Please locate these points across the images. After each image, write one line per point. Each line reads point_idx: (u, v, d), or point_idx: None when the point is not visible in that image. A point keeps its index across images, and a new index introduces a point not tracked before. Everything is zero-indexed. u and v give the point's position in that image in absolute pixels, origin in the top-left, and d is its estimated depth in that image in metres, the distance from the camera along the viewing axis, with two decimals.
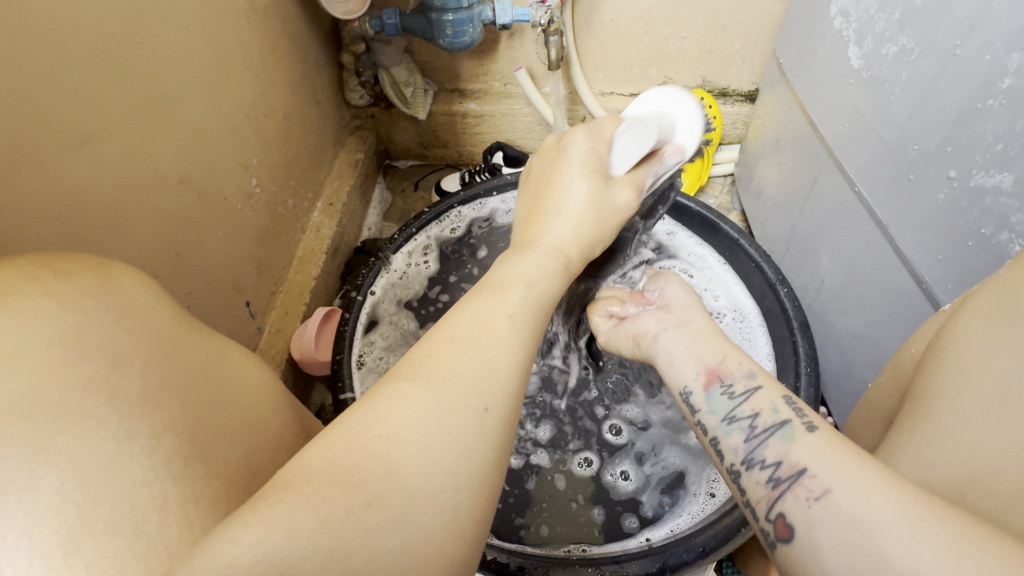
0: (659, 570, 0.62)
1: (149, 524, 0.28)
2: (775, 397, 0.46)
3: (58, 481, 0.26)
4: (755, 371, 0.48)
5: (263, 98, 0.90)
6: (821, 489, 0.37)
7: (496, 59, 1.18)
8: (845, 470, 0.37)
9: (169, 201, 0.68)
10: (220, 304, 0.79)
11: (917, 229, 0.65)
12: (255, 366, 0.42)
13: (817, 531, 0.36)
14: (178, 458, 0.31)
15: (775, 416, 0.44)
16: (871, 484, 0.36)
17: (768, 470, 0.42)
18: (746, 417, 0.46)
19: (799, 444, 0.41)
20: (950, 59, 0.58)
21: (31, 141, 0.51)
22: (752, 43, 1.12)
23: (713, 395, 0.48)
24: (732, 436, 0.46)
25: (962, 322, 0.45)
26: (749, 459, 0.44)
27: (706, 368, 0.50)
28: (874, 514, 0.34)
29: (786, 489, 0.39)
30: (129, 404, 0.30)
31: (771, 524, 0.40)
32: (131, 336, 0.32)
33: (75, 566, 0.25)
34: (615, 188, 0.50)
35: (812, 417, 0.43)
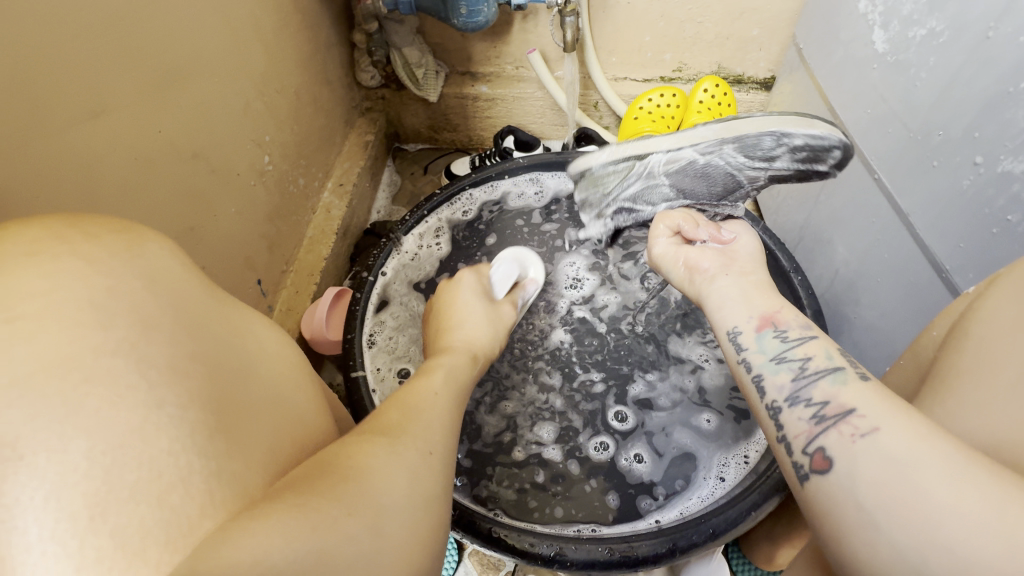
0: (668, 551, 0.62)
1: (173, 494, 0.28)
2: (830, 347, 0.45)
3: (86, 446, 0.27)
4: (812, 323, 0.48)
5: (275, 75, 0.89)
6: (868, 428, 0.37)
7: (509, 42, 1.16)
8: (895, 415, 0.37)
9: (182, 175, 0.68)
10: (233, 281, 0.79)
11: (938, 217, 0.65)
12: (278, 338, 0.41)
13: (858, 464, 0.36)
14: (204, 432, 0.30)
15: (828, 361, 0.44)
16: (922, 431, 0.36)
17: (813, 408, 0.42)
18: (797, 359, 0.45)
19: (849, 388, 0.41)
20: (981, 43, 0.56)
21: (47, 112, 0.51)
22: (771, 29, 1.10)
23: (764, 336, 0.48)
24: (779, 373, 0.45)
25: (989, 306, 0.44)
26: (793, 397, 0.43)
27: (761, 314, 0.50)
28: (921, 451, 0.34)
29: (829, 426, 0.39)
30: (156, 373, 0.30)
31: (807, 457, 0.40)
32: (156, 303, 0.32)
33: (101, 531, 0.26)
34: None
35: (866, 370, 0.43)
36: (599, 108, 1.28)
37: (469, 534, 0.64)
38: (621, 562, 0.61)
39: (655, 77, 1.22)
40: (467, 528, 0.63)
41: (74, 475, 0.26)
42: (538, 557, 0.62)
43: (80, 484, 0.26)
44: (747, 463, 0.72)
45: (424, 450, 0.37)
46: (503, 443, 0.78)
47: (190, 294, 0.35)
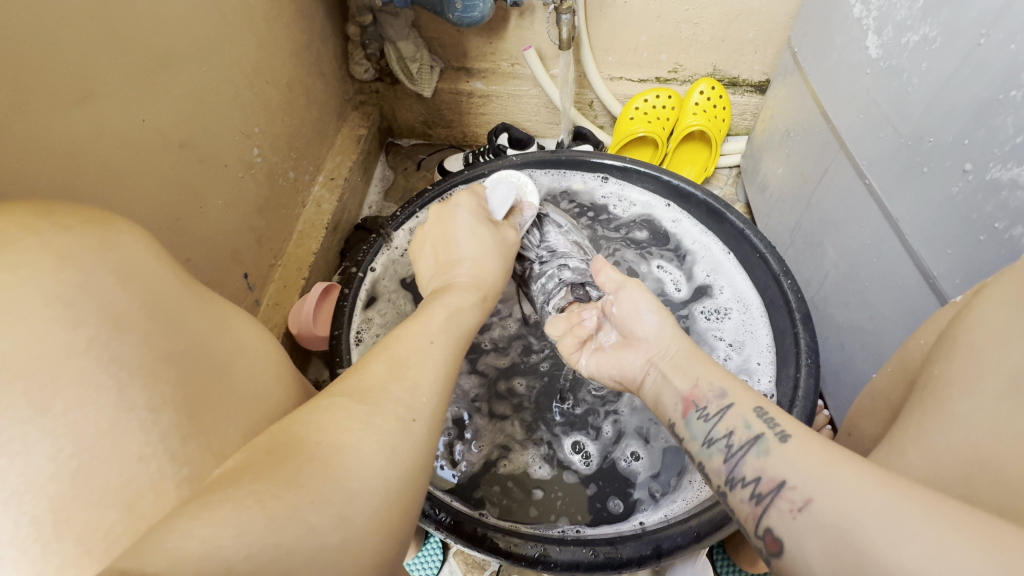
0: (655, 553, 0.63)
1: (142, 501, 0.27)
2: (747, 412, 0.45)
3: (52, 450, 0.26)
4: (726, 390, 0.48)
5: (265, 65, 0.87)
6: (802, 500, 0.37)
7: (505, 39, 1.15)
8: (823, 478, 0.37)
9: (167, 165, 0.67)
10: (219, 275, 0.78)
11: (927, 223, 0.65)
12: (260, 334, 0.41)
13: (807, 544, 0.36)
14: (177, 435, 0.30)
15: (748, 431, 0.44)
16: (846, 489, 0.35)
17: (749, 486, 0.41)
18: (722, 437, 0.45)
19: (773, 458, 0.41)
20: (974, 50, 0.57)
21: (29, 99, 0.49)
22: (767, 32, 1.10)
23: (691, 421, 0.49)
24: (713, 458, 0.45)
25: (975, 314, 0.44)
26: (731, 478, 0.43)
27: (682, 396, 0.50)
28: (851, 516, 0.34)
29: (769, 505, 0.39)
30: (127, 372, 0.29)
31: (761, 540, 0.39)
32: (130, 298, 0.31)
33: (65, 536, 0.25)
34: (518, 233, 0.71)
35: (783, 424, 0.43)
36: (594, 108, 1.28)
37: (456, 535, 0.63)
38: (608, 564, 0.62)
39: (651, 78, 1.21)
40: (451, 528, 0.63)
41: (39, 483, 0.25)
42: (523, 557, 0.62)
43: (46, 487, 0.25)
44: None
45: (407, 422, 0.35)
46: (491, 458, 0.75)
47: (169, 290, 0.34)
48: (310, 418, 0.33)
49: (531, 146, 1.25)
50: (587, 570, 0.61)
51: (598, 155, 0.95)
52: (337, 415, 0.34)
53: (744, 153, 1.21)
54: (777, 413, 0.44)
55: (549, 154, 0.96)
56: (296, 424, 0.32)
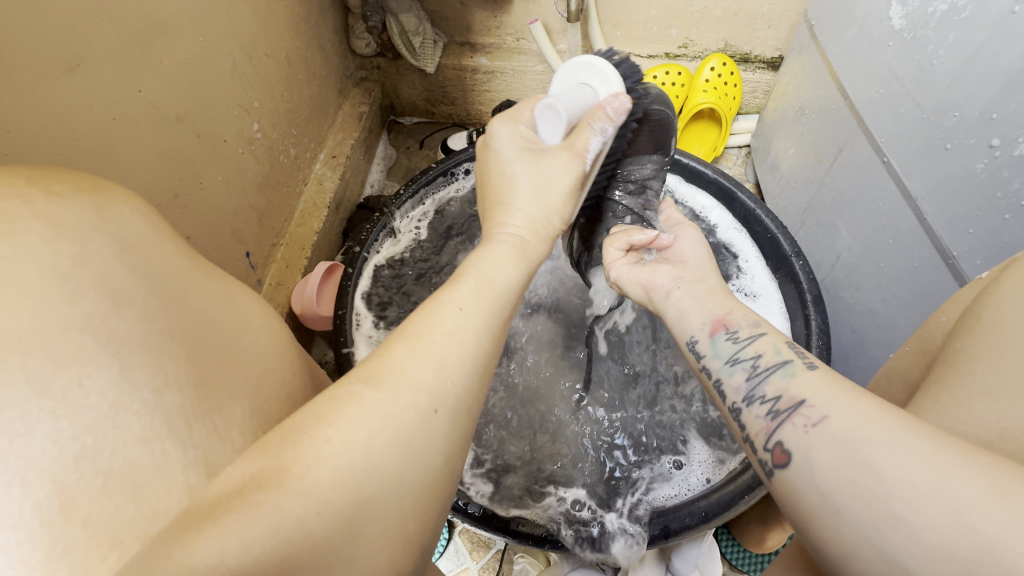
0: (662, 533, 0.64)
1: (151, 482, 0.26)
2: (779, 341, 0.44)
3: (53, 430, 0.25)
4: (760, 320, 0.46)
5: (264, 37, 0.84)
6: (819, 416, 0.35)
7: (511, 11, 1.11)
8: (843, 398, 0.35)
9: (164, 137, 0.65)
10: (220, 254, 0.77)
11: (947, 202, 0.63)
12: (265, 312, 0.40)
13: (814, 454, 0.34)
14: (181, 418, 0.29)
15: (777, 356, 0.42)
16: (866, 407, 0.34)
17: (767, 405, 0.40)
18: (749, 358, 0.44)
19: (798, 379, 0.39)
20: (1006, 18, 0.54)
21: (16, 63, 0.47)
22: (781, 6, 1.06)
23: (718, 341, 0.46)
24: (735, 375, 0.43)
25: (1000, 292, 0.43)
26: (750, 396, 0.42)
27: (713, 318, 0.48)
28: (866, 430, 0.32)
29: (784, 420, 0.37)
30: (130, 353, 0.28)
31: (768, 453, 0.38)
32: (130, 275, 0.30)
33: (73, 516, 0.24)
34: (549, 159, 0.51)
35: (815, 358, 0.41)
36: None
37: (464, 515, 0.64)
38: (612, 541, 0.65)
39: (660, 53, 1.18)
40: (461, 509, 0.64)
41: (40, 465, 0.24)
42: (530, 536, 0.64)
43: (50, 470, 0.24)
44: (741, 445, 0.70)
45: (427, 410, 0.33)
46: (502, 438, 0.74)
47: (168, 266, 0.33)
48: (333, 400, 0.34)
49: None
50: (590, 547, 0.64)
51: None
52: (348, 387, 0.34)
53: (755, 132, 1.18)
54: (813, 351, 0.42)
55: None
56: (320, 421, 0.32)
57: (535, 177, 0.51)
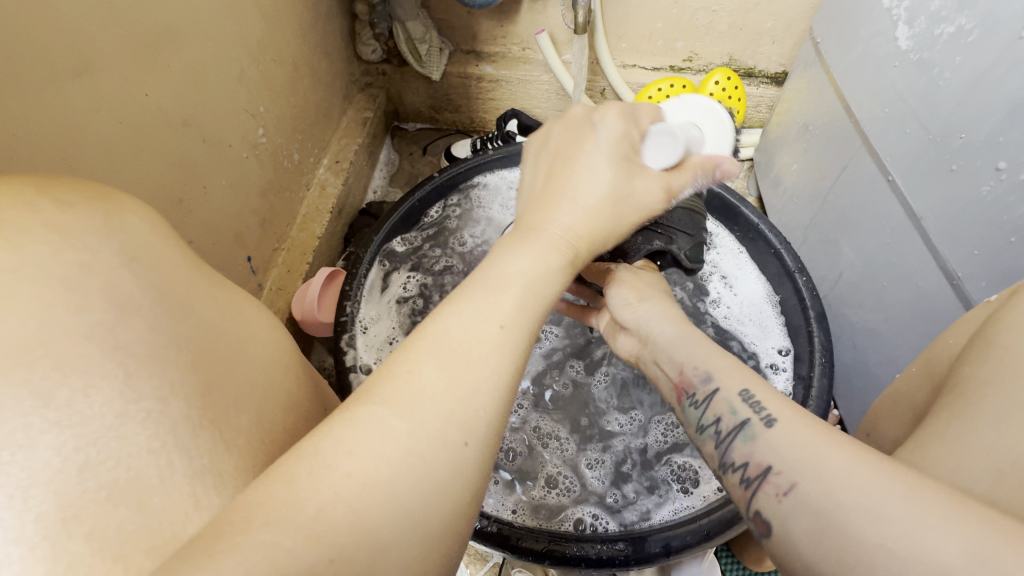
0: (664, 551, 0.63)
1: (155, 497, 0.26)
2: (733, 397, 0.44)
3: (57, 442, 0.24)
4: (712, 373, 0.46)
5: (271, 42, 0.84)
6: (787, 484, 0.36)
7: (518, 21, 1.12)
8: (806, 461, 0.36)
9: (169, 142, 0.65)
10: (222, 258, 0.76)
11: (952, 225, 0.63)
12: (270, 323, 0.39)
13: (791, 526, 0.35)
14: (188, 430, 0.28)
15: (733, 418, 0.42)
16: (829, 471, 0.34)
17: (739, 471, 0.40)
18: (711, 423, 0.44)
19: (759, 444, 0.40)
20: (1014, 43, 0.54)
21: (24, 64, 0.46)
22: (786, 22, 1.06)
23: (685, 408, 0.47)
24: (707, 444, 0.45)
25: (1012, 317, 0.42)
26: (722, 463, 0.42)
27: (674, 385, 0.49)
28: (833, 499, 0.33)
29: (756, 488, 0.38)
30: (136, 364, 0.27)
31: (751, 521, 0.38)
32: (139, 287, 0.29)
33: (74, 533, 0.23)
34: None
35: (769, 408, 0.41)
36: (605, 95, 1.25)
37: None
38: (615, 562, 0.61)
39: (665, 66, 1.19)
40: None
41: (43, 477, 0.23)
42: (529, 552, 0.62)
43: (52, 481, 0.23)
44: None
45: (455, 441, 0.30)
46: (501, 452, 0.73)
47: (174, 273, 0.32)
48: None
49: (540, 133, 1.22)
50: (592, 566, 0.61)
51: None
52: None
53: (758, 146, 1.19)
54: (765, 396, 0.42)
55: None
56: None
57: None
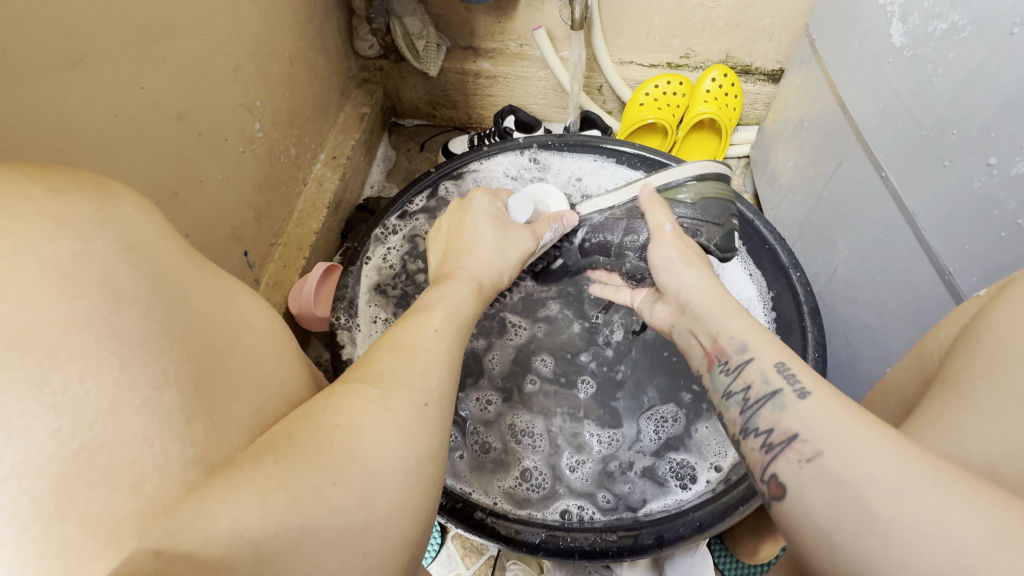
0: (656, 542, 0.64)
1: (149, 481, 0.26)
2: (767, 366, 0.43)
3: (52, 426, 0.24)
4: (748, 342, 0.46)
5: (268, 36, 0.84)
6: (812, 451, 0.36)
7: (515, 17, 1.12)
8: (836, 430, 0.36)
9: (165, 135, 0.65)
10: (219, 252, 0.76)
11: (944, 221, 0.64)
12: (265, 313, 0.40)
13: (808, 491, 0.35)
14: (182, 416, 0.28)
15: (765, 386, 0.42)
16: (861, 441, 0.34)
17: (761, 437, 0.40)
18: (740, 391, 0.44)
19: (789, 411, 0.39)
20: (1006, 38, 0.55)
21: (18, 56, 0.46)
22: (783, 19, 1.06)
23: (714, 374, 0.47)
24: (730, 409, 0.45)
25: (1001, 310, 0.43)
26: (744, 428, 0.43)
27: (706, 353, 0.49)
28: (858, 469, 0.33)
29: (777, 454, 0.38)
30: (130, 350, 0.28)
31: (764, 485, 0.39)
32: (133, 276, 0.30)
33: (68, 516, 0.24)
34: (512, 233, 0.61)
35: (804, 380, 0.41)
36: (602, 92, 1.25)
37: (457, 519, 0.64)
38: (608, 553, 0.63)
39: (662, 63, 1.19)
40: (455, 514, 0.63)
41: (39, 461, 0.24)
42: (523, 543, 0.63)
43: (47, 466, 0.24)
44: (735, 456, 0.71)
45: None
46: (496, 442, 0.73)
47: (169, 263, 0.33)
48: (338, 405, 0.34)
49: (537, 129, 1.22)
50: (584, 557, 0.62)
51: (610, 142, 0.93)
52: (347, 399, 0.35)
53: (754, 143, 1.19)
54: (801, 367, 0.42)
55: (557, 139, 0.94)
56: (323, 423, 0.32)
57: (500, 240, 0.60)
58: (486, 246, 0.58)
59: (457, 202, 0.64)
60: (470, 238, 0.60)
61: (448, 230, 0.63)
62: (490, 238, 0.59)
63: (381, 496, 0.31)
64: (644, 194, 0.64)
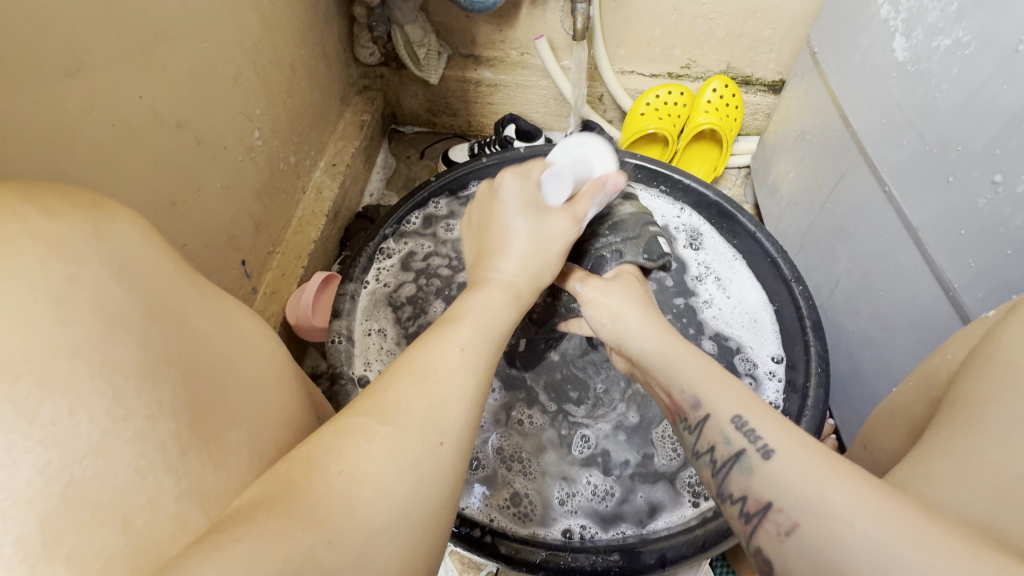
0: (659, 562, 0.62)
1: (140, 515, 0.25)
2: (724, 423, 0.42)
3: (40, 459, 0.23)
4: (700, 397, 0.45)
5: (268, 44, 0.83)
6: (789, 524, 0.36)
7: (516, 26, 1.12)
8: (810, 498, 0.35)
9: (164, 145, 0.64)
10: (216, 262, 0.75)
11: (948, 238, 0.63)
12: (262, 332, 0.39)
13: (793, 565, 0.35)
14: (177, 445, 0.28)
15: (728, 447, 0.41)
16: (835, 512, 0.34)
17: (737, 505, 0.40)
18: (706, 452, 0.43)
19: (756, 478, 0.39)
20: (1011, 56, 0.55)
21: (15, 66, 0.46)
22: (784, 31, 1.07)
23: (680, 431, 0.47)
24: (704, 470, 0.44)
25: (1011, 331, 0.42)
26: (721, 492, 0.42)
27: (667, 407, 0.49)
28: (842, 541, 0.33)
29: (756, 524, 0.38)
30: (123, 379, 0.27)
31: (753, 556, 0.39)
32: (127, 297, 0.29)
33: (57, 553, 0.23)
34: (550, 219, 0.49)
35: (765, 437, 0.40)
36: (603, 101, 1.25)
37: (455, 536, 0.62)
38: (610, 572, 0.61)
39: (663, 73, 1.19)
40: (451, 532, 0.62)
41: (25, 497, 0.23)
42: (524, 563, 0.61)
43: (35, 503, 0.23)
44: None
45: (431, 442, 0.32)
46: (496, 459, 0.73)
47: (166, 283, 0.32)
48: None
49: (538, 138, 1.22)
50: None
51: (613, 152, 0.92)
52: None
53: (755, 154, 1.19)
54: (758, 420, 0.41)
55: None
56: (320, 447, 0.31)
57: (539, 230, 0.48)
58: (522, 244, 0.47)
59: (485, 189, 0.53)
60: (499, 236, 0.49)
61: (479, 222, 0.52)
62: (525, 232, 0.48)
63: None
64: (607, 179, 0.53)
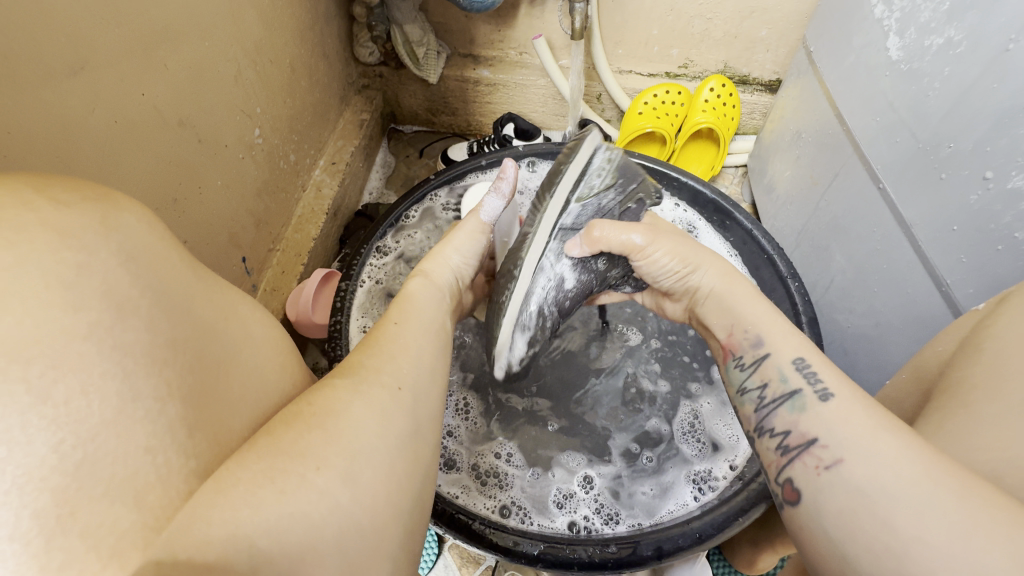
0: (655, 554, 0.62)
1: (149, 493, 0.26)
2: (783, 363, 0.45)
3: (54, 440, 0.24)
4: (763, 337, 0.47)
5: (268, 44, 0.84)
6: (833, 459, 0.37)
7: (515, 26, 1.12)
8: (866, 439, 0.36)
9: (167, 141, 0.65)
10: (217, 258, 0.76)
11: (941, 233, 0.64)
12: (267, 323, 0.39)
13: (824, 500, 0.36)
14: (183, 427, 0.29)
15: (783, 385, 0.43)
16: (886, 453, 0.35)
17: (777, 438, 0.42)
18: (755, 388, 0.46)
19: (808, 414, 0.40)
20: (1000, 55, 0.56)
21: (19, 61, 0.46)
22: (780, 31, 1.08)
23: (729, 368, 0.49)
24: (745, 406, 0.47)
25: (1000, 323, 0.43)
26: (760, 427, 0.45)
27: (722, 345, 0.51)
28: (881, 481, 0.34)
29: (795, 457, 0.40)
30: (133, 362, 0.27)
31: (779, 487, 0.41)
32: (134, 284, 0.29)
33: (70, 531, 0.23)
34: None
35: (825, 381, 0.41)
36: (602, 101, 1.26)
37: (453, 529, 0.63)
38: (606, 565, 0.61)
39: (660, 72, 1.20)
40: (450, 525, 0.62)
41: (38, 476, 0.23)
42: (521, 555, 0.62)
43: (49, 480, 0.23)
44: (727, 475, 0.71)
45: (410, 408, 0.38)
46: (491, 458, 0.73)
47: (173, 273, 0.32)
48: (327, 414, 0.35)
49: (536, 137, 1.22)
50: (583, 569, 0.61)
51: None
52: (354, 405, 0.36)
53: (752, 153, 1.20)
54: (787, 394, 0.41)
55: (555, 145, 0.95)
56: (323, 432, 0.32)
57: None
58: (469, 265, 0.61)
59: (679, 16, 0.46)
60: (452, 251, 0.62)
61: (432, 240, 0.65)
62: None
63: (375, 503, 0.32)
64: None
